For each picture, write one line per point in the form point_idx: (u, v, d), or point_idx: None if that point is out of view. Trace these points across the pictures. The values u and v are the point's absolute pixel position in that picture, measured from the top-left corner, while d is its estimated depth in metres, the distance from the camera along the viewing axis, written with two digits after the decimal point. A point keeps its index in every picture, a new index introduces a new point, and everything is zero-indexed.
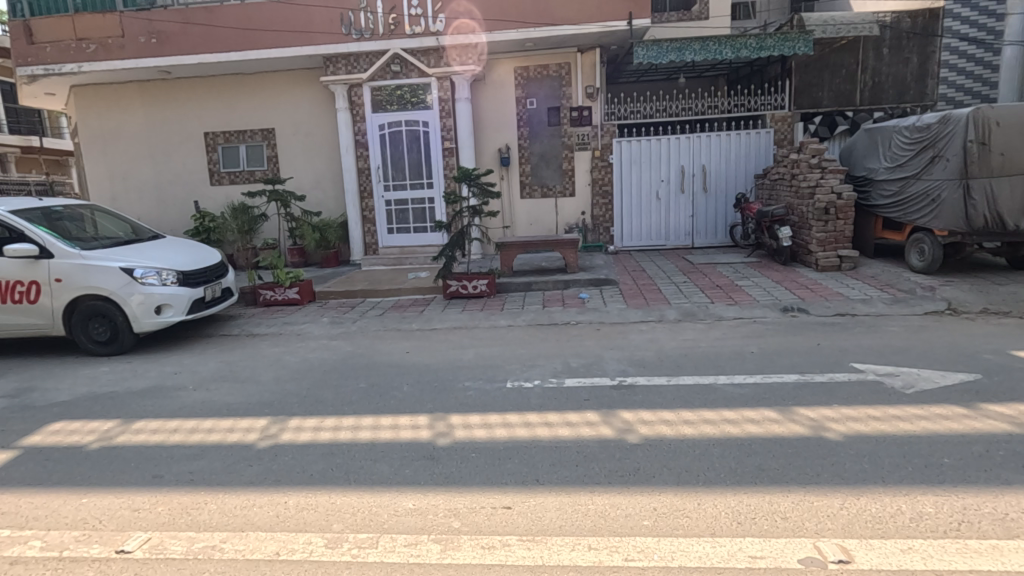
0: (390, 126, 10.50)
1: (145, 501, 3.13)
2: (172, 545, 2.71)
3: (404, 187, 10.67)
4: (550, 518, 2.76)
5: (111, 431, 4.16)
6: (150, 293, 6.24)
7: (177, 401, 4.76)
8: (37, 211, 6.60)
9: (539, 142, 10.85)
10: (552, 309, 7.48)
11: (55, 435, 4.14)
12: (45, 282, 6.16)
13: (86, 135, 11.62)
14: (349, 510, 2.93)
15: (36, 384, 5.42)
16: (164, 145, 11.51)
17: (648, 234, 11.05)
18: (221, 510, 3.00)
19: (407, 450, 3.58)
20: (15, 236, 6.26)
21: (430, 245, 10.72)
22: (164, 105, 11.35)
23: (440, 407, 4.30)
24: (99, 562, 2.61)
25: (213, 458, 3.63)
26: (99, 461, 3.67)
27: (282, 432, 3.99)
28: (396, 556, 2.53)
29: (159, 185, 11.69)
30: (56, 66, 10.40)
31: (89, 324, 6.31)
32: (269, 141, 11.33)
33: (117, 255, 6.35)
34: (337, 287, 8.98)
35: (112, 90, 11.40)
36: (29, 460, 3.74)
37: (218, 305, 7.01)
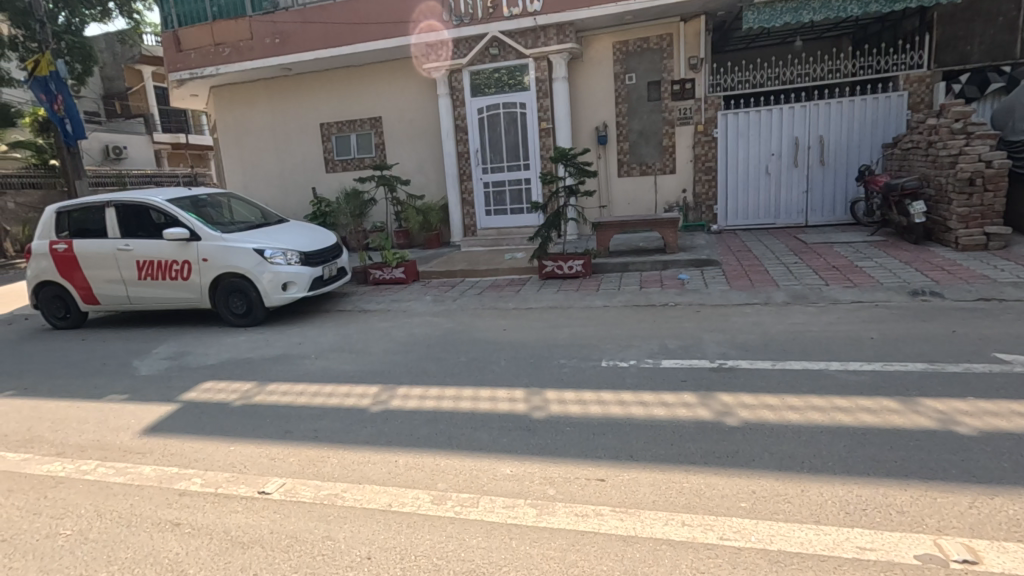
0: (489, 109, 10.71)
1: (279, 452, 3.58)
2: (303, 491, 3.09)
3: (502, 169, 10.88)
4: (643, 493, 2.80)
5: (250, 391, 4.76)
6: (278, 272, 6.98)
7: (301, 368, 5.32)
8: (186, 200, 7.53)
9: (638, 118, 10.53)
10: (650, 290, 7.35)
11: (207, 393, 4.81)
12: (194, 261, 7.07)
13: (223, 131, 13.04)
14: (451, 471, 3.16)
15: (190, 349, 6.29)
16: (286, 137, 12.62)
17: (755, 212, 10.43)
18: (341, 464, 3.36)
19: (506, 421, 3.76)
20: (171, 221, 7.23)
21: (526, 226, 10.87)
22: (286, 101, 12.41)
23: (536, 382, 4.45)
24: (246, 500, 3.04)
25: (334, 419, 4.04)
26: (241, 416, 4.22)
27: (392, 399, 4.34)
28: (495, 516, 2.70)
29: (282, 174, 12.86)
30: (199, 70, 11.72)
31: (229, 298, 7.18)
32: (377, 129, 12.03)
33: (251, 237, 7.14)
34: (438, 267, 9.42)
35: (243, 88, 12.64)
36: (188, 413, 4.38)
37: (334, 283, 7.70)
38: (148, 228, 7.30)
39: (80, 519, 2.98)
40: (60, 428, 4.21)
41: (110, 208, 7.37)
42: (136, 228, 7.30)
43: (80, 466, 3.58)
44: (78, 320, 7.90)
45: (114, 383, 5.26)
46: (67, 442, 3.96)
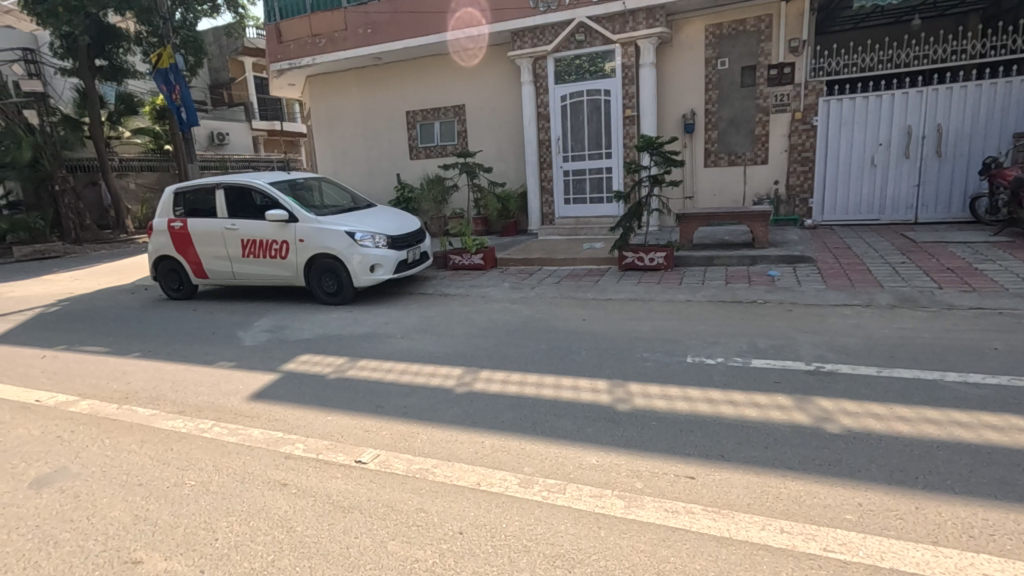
0: (572, 97, 10.58)
1: (372, 425, 3.78)
2: (396, 463, 3.24)
3: (583, 157, 10.75)
4: (736, 495, 2.71)
5: (343, 365, 5.05)
6: (367, 255, 7.31)
7: (388, 347, 5.56)
8: (285, 183, 8.01)
9: (729, 105, 10.02)
10: (736, 286, 7.04)
11: (304, 364, 5.15)
12: (292, 241, 7.52)
13: (317, 118, 13.73)
14: (537, 456, 3.20)
15: (287, 323, 6.74)
16: (374, 124, 13.10)
17: (855, 207, 9.70)
18: (430, 440, 3.50)
19: (589, 411, 3.75)
20: (272, 203, 7.73)
21: (606, 216, 10.70)
22: (375, 90, 12.88)
23: (618, 374, 4.41)
24: (345, 467, 3.23)
25: (421, 397, 4.21)
26: (336, 388, 4.49)
27: (476, 382, 4.46)
28: (582, 504, 2.71)
29: (369, 161, 13.38)
30: (297, 61, 12.40)
31: (322, 278, 7.60)
32: (460, 117, 12.23)
33: (343, 220, 7.51)
34: (516, 255, 9.50)
35: (335, 77, 13.22)
36: (288, 382, 4.72)
37: (417, 267, 7.99)
38: (251, 209, 7.84)
39: (202, 472, 3.29)
40: (181, 389, 4.66)
41: (219, 190, 7.97)
42: (242, 209, 7.87)
43: (199, 424, 3.94)
44: (189, 292, 8.64)
45: (223, 351, 5.73)
46: (187, 402, 4.37)
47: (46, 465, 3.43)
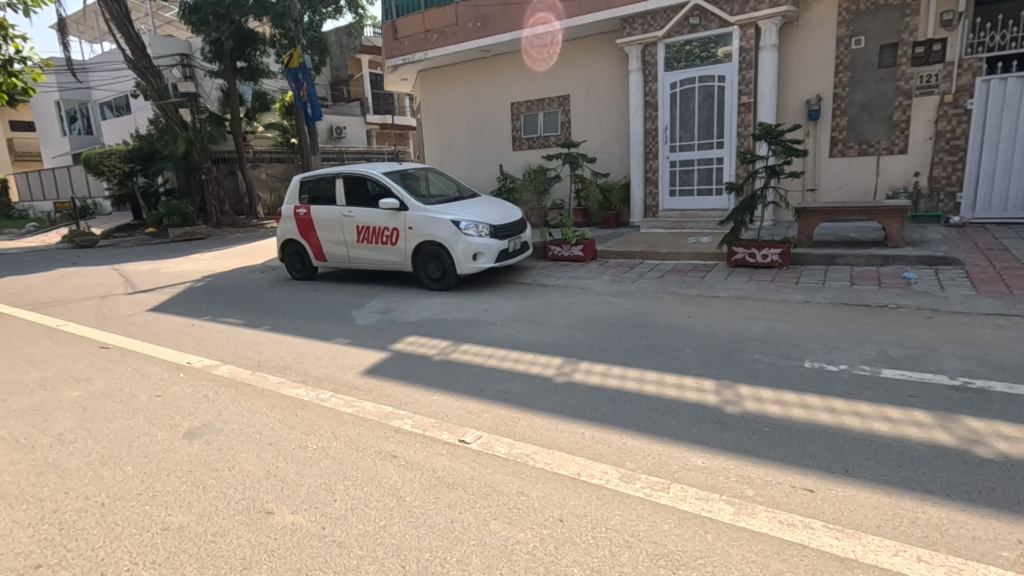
0: (682, 84, 10.14)
1: (474, 407, 3.90)
2: (497, 446, 3.32)
3: (692, 147, 10.26)
4: (863, 514, 2.48)
5: (447, 348, 5.26)
6: (470, 243, 7.52)
7: (489, 333, 5.69)
8: (397, 173, 8.43)
9: (863, 89, 9.07)
10: (863, 288, 6.40)
11: (411, 345, 5.42)
12: (401, 228, 7.91)
13: (426, 111, 14.28)
14: (639, 452, 3.14)
15: (395, 306, 7.12)
16: (480, 116, 13.39)
17: (1016, 203, 8.45)
18: (531, 427, 3.54)
19: (695, 411, 3.60)
20: (385, 192, 8.17)
21: (714, 209, 10.16)
22: (482, 82, 13.15)
23: (726, 375, 4.19)
24: (450, 445, 3.37)
25: (521, 384, 4.27)
26: (440, 369, 4.68)
27: (575, 373, 4.44)
28: (688, 505, 2.62)
29: (473, 152, 13.72)
30: (411, 56, 12.96)
31: (428, 264, 7.93)
32: (565, 107, 12.18)
33: (449, 209, 7.78)
34: (617, 247, 9.31)
35: (444, 71, 13.66)
36: (397, 361, 4.99)
37: (517, 256, 8.11)
38: (366, 197, 8.34)
39: (322, 437, 3.57)
40: (304, 361, 5.10)
41: (339, 179, 8.55)
42: (358, 197, 8.38)
43: (319, 394, 4.29)
44: (310, 273, 9.38)
45: (339, 329, 6.18)
46: (309, 373, 4.76)
47: (196, 419, 3.91)
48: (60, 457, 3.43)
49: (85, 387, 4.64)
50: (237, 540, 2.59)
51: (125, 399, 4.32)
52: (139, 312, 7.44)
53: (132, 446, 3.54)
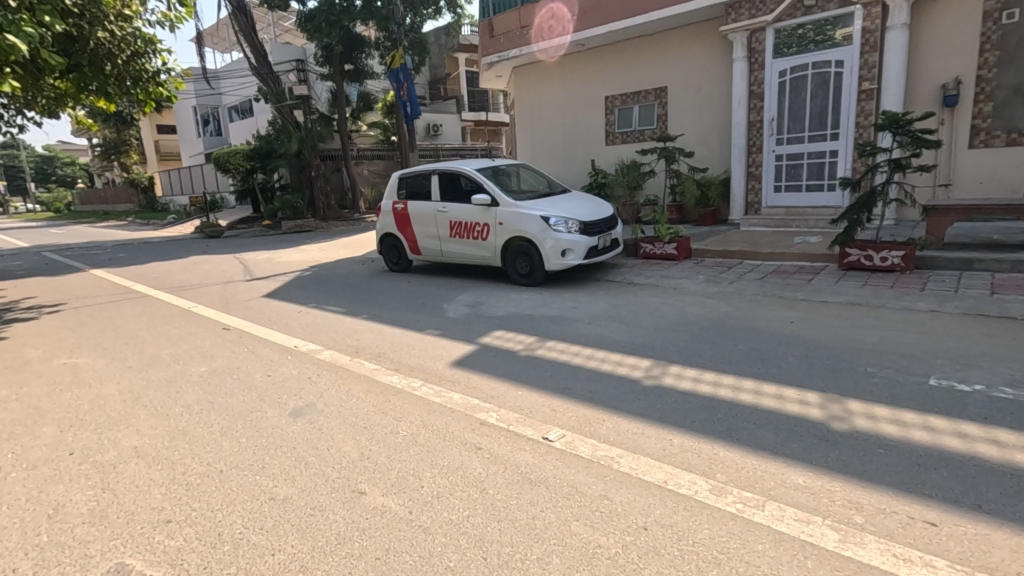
0: (793, 71, 9.43)
1: (559, 405, 3.88)
2: (581, 446, 3.29)
3: (801, 139, 9.52)
4: (999, 558, 2.18)
5: (533, 344, 5.28)
6: (560, 239, 7.50)
7: (575, 331, 5.64)
8: (490, 169, 8.58)
9: (1016, 69, 7.90)
10: (1007, 297, 5.62)
11: (498, 340, 5.50)
12: (492, 224, 8.04)
13: (520, 107, 14.37)
14: (732, 464, 2.97)
15: (483, 300, 7.26)
16: (572, 111, 13.27)
17: None
18: (616, 429, 3.47)
19: (796, 425, 3.35)
20: (477, 188, 8.34)
21: (825, 206, 9.37)
22: (576, 76, 13.02)
23: (834, 388, 3.85)
24: (534, 441, 3.38)
25: (607, 384, 4.19)
26: (526, 365, 4.71)
27: (664, 376, 4.29)
28: (785, 526, 2.44)
29: (565, 147, 13.63)
30: (506, 53, 13.09)
31: (516, 260, 8.00)
32: (662, 100, 11.78)
33: (540, 205, 7.79)
34: (714, 246, 8.86)
35: (538, 67, 13.67)
36: (484, 354, 5.09)
37: (607, 254, 8.00)
38: (459, 193, 8.55)
39: (411, 425, 3.72)
40: (398, 350, 5.34)
41: (434, 175, 8.83)
42: (451, 193, 8.61)
43: (411, 382, 4.48)
44: (405, 266, 9.78)
45: (430, 320, 6.41)
46: (402, 362, 4.98)
47: (300, 399, 4.23)
48: (188, 426, 3.85)
49: (210, 364, 5.16)
50: (333, 516, 2.76)
51: (241, 377, 4.76)
52: (255, 298, 8.16)
53: (247, 420, 3.89)
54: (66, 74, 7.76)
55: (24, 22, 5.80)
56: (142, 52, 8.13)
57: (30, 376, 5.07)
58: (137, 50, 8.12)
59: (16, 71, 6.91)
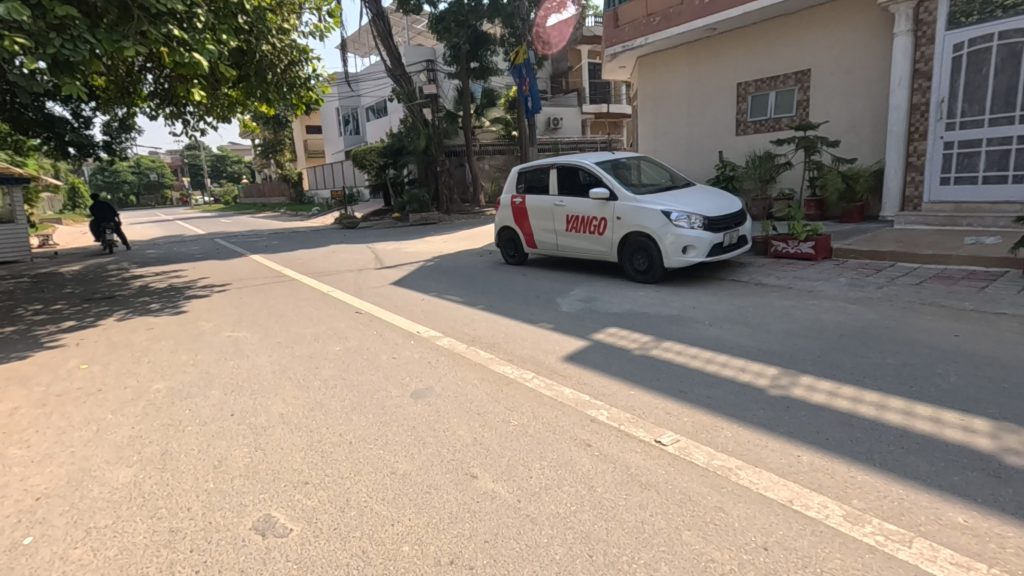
0: (972, 44, 8.13)
1: (674, 408, 3.73)
2: (696, 453, 3.15)
3: (978, 123, 8.19)
4: None
5: (648, 343, 5.12)
6: (681, 235, 7.18)
7: (694, 332, 5.38)
8: (609, 163, 8.43)
9: None
10: None
11: (611, 337, 5.41)
12: (609, 218, 7.89)
13: (643, 98, 13.89)
14: (873, 491, 2.67)
15: (598, 295, 7.18)
16: (700, 100, 12.58)
17: None
18: (736, 439, 3.27)
19: (957, 453, 2.92)
20: (596, 181, 8.23)
21: (1006, 202, 8.01)
22: (706, 63, 12.31)
23: (1011, 416, 3.29)
24: (645, 443, 3.29)
25: (728, 391, 3.95)
26: (640, 364, 4.59)
27: (793, 386, 3.95)
28: (938, 570, 2.15)
29: (690, 138, 12.96)
30: (631, 42, 12.70)
31: (633, 256, 7.79)
32: (803, 84, 10.80)
33: (661, 200, 7.51)
34: (860, 246, 7.95)
35: (664, 55, 13.11)
36: (597, 351, 5.04)
37: (732, 252, 7.53)
38: (577, 187, 8.49)
39: (522, 415, 3.80)
40: (511, 341, 5.46)
41: (552, 169, 8.85)
42: (569, 187, 8.58)
43: (523, 373, 4.56)
44: (521, 259, 9.92)
45: (544, 313, 6.47)
46: (515, 353, 5.10)
47: (421, 382, 4.49)
48: (325, 399, 4.26)
49: (344, 344, 5.66)
50: (447, 495, 2.91)
51: (370, 357, 5.17)
52: (384, 285, 8.79)
53: (374, 398, 4.22)
54: (237, 84, 8.88)
55: (207, 41, 6.72)
56: (297, 61, 9.10)
57: (204, 345, 5.93)
58: (293, 59, 9.07)
59: (200, 84, 8.04)
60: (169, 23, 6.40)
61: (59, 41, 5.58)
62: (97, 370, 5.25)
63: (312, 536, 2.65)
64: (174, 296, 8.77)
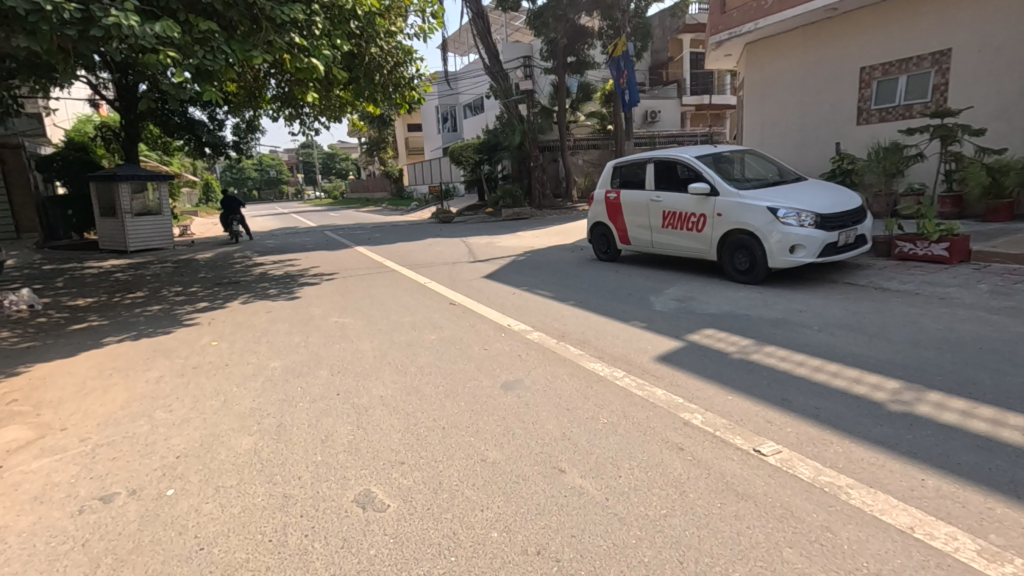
0: None
1: (777, 418, 3.50)
2: (800, 467, 2.95)
3: None
4: None
5: (748, 347, 4.84)
6: (789, 233, 6.71)
7: (801, 337, 5.02)
8: (710, 157, 8.04)
9: None
10: None
11: (708, 338, 5.17)
12: (709, 215, 7.53)
13: (749, 87, 13.06)
14: (1016, 527, 2.37)
15: (694, 294, 6.90)
16: (815, 87, 11.63)
17: None
18: (848, 455, 3.02)
19: None
20: (696, 176, 7.88)
21: None
22: (823, 47, 11.36)
23: None
24: (743, 452, 3.13)
25: (839, 403, 3.65)
26: (739, 369, 4.35)
27: (918, 403, 3.57)
28: None
29: (803, 129, 12.02)
30: (738, 28, 11.91)
31: (735, 254, 7.38)
32: (941, 66, 9.74)
33: (768, 196, 7.06)
34: (1008, 248, 6.98)
35: (776, 40, 12.22)
36: (692, 352, 4.84)
37: (847, 252, 6.93)
38: (675, 182, 8.18)
39: (612, 413, 3.75)
40: (602, 338, 5.39)
41: (648, 164, 8.57)
42: (667, 181, 8.27)
43: (613, 372, 4.50)
44: (613, 256, 9.72)
45: (636, 312, 6.32)
46: (606, 351, 5.03)
47: (511, 373, 4.58)
48: (421, 385, 4.47)
49: (438, 333, 5.90)
50: (536, 487, 2.95)
51: (463, 348, 5.34)
52: (477, 278, 9.02)
53: (467, 387, 4.36)
54: (347, 86, 9.49)
55: (324, 46, 7.23)
56: (402, 62, 9.61)
57: (314, 329, 6.42)
58: (398, 61, 9.56)
59: (316, 87, 8.68)
60: (292, 32, 6.98)
61: (201, 52, 6.26)
62: (225, 347, 5.87)
63: (407, 513, 2.79)
64: (289, 283, 9.58)
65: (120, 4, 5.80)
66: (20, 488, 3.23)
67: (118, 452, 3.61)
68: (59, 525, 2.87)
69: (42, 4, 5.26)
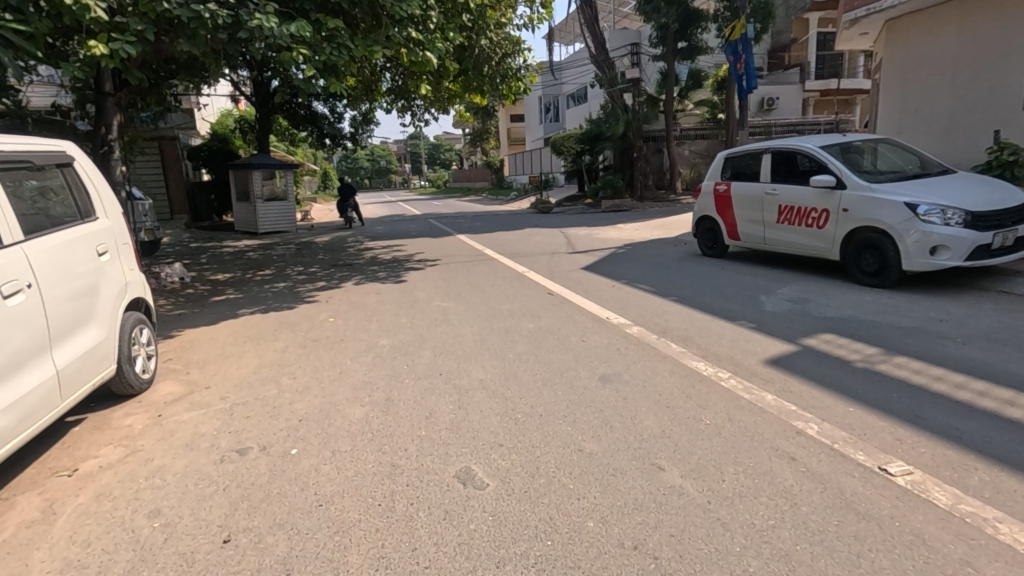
0: None
1: (908, 437, 3.16)
2: (935, 491, 2.66)
3: None
4: None
5: (875, 356, 4.41)
6: (930, 233, 6.00)
7: (940, 349, 4.48)
8: (837, 146, 7.38)
9: None
10: None
11: (828, 344, 4.77)
12: (834, 210, 6.90)
13: (887, 70, 11.76)
14: None
15: (812, 296, 6.37)
16: (971, 67, 10.23)
17: None
18: (997, 486, 2.67)
19: None
20: (819, 168, 7.27)
21: None
22: (983, 19, 9.96)
23: None
24: (864, 469, 2.88)
25: (987, 425, 3.23)
26: (863, 379, 3.98)
27: None
28: None
29: (953, 115, 10.62)
30: (876, 4, 10.60)
31: (861, 255, 6.73)
32: None
33: (906, 190, 6.35)
34: None
35: (922, 15, 10.89)
36: (809, 357, 4.49)
37: (1003, 255, 6.08)
38: (795, 174, 7.57)
39: (716, 415, 3.59)
40: (706, 337, 5.16)
41: (765, 154, 8.01)
42: (786, 173, 7.68)
43: (718, 372, 4.29)
44: (720, 251, 9.16)
45: (745, 311, 5.96)
46: (710, 350, 4.82)
47: (609, 366, 4.54)
48: (518, 370, 4.56)
49: (536, 322, 5.97)
50: (634, 482, 2.90)
51: (560, 338, 5.37)
52: (575, 269, 8.98)
53: (564, 376, 4.38)
54: (457, 78, 9.82)
55: (438, 39, 7.51)
56: (511, 52, 9.73)
57: (418, 311, 6.75)
58: (505, 52, 9.74)
59: (428, 79, 9.06)
60: (409, 27, 7.31)
61: (329, 49, 6.72)
62: (341, 324, 6.35)
63: (505, 493, 2.88)
64: (396, 267, 10.12)
65: (263, 8, 6.38)
66: (174, 435, 3.73)
67: (251, 412, 4.04)
68: (204, 470, 3.27)
69: (201, 11, 5.93)
